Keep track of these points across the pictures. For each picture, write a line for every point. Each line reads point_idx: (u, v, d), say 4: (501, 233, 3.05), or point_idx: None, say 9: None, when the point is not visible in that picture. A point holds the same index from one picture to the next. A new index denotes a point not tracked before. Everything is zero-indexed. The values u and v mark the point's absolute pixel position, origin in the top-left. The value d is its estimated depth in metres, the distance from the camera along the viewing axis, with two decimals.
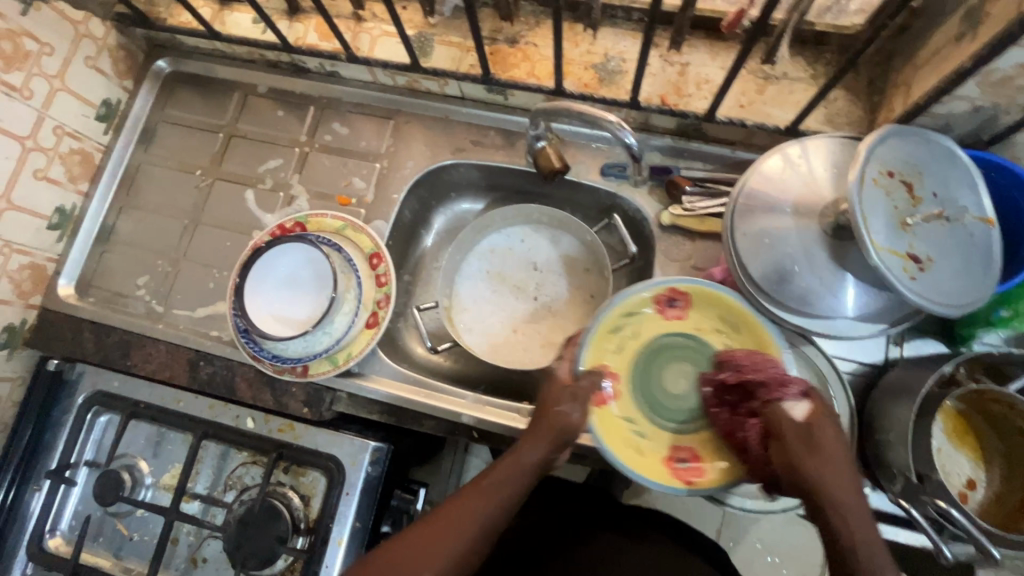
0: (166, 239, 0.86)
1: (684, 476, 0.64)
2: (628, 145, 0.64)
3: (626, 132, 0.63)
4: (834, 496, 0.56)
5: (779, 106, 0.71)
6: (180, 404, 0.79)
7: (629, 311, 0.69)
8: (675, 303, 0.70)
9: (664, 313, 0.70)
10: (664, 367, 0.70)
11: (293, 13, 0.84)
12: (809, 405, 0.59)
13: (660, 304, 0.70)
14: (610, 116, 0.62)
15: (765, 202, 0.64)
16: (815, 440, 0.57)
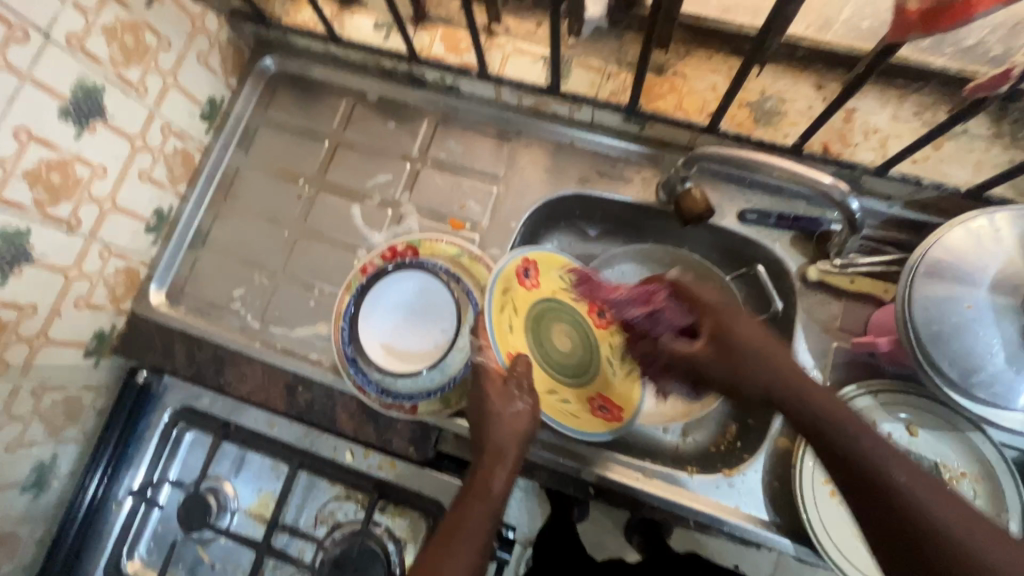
0: (265, 250, 0.82)
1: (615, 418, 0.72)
2: (851, 210, 0.58)
3: (853, 200, 0.57)
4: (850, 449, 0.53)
5: (957, 165, 0.65)
6: (274, 430, 0.76)
7: (506, 283, 0.71)
8: (529, 272, 0.73)
9: (523, 283, 0.73)
10: (546, 329, 0.75)
11: (419, 21, 0.79)
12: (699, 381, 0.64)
13: (517, 276, 0.72)
14: (825, 176, 0.56)
15: (951, 278, 0.58)
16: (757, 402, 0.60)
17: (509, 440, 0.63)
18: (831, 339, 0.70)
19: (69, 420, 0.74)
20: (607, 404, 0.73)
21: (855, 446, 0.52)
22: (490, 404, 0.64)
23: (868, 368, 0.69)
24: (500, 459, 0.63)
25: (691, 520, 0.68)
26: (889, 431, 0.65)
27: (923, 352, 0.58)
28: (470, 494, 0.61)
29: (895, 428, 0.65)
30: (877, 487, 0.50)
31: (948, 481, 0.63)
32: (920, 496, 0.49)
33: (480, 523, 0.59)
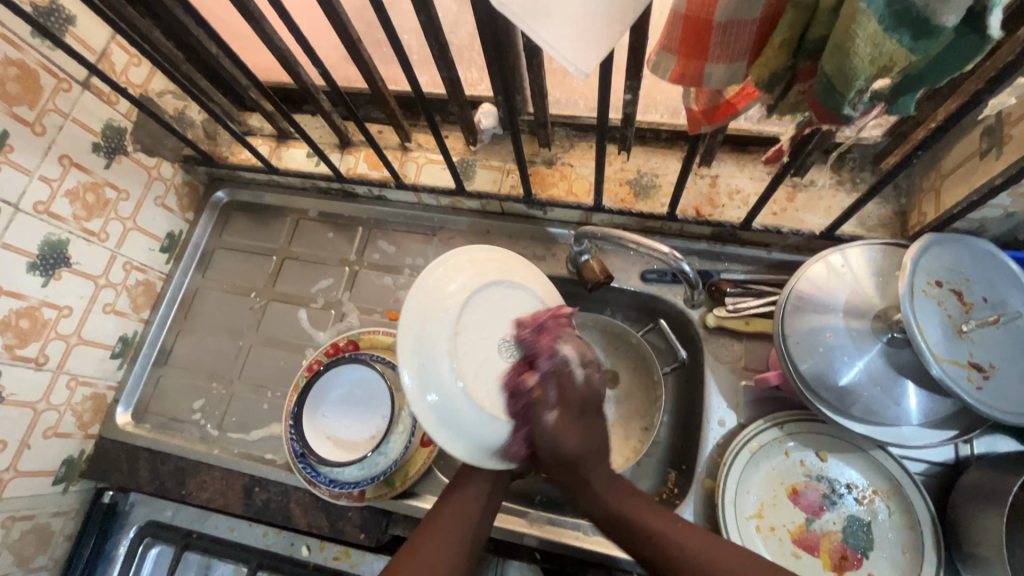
0: (222, 362, 0.89)
1: None
2: (682, 271, 0.68)
3: (681, 261, 0.67)
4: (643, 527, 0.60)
5: (811, 212, 0.75)
6: (234, 533, 0.80)
7: None
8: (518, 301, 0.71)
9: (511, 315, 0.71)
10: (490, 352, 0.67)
11: (345, 147, 0.92)
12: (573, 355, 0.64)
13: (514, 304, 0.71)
14: (661, 248, 0.66)
15: (817, 308, 0.65)
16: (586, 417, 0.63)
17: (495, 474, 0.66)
18: (739, 378, 0.75)
19: (37, 548, 0.78)
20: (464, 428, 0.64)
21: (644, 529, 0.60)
22: None
23: (776, 401, 0.74)
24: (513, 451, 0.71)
25: (634, 572, 0.70)
26: (798, 457, 0.70)
27: (802, 381, 0.64)
28: (452, 491, 0.65)
29: (805, 453, 0.70)
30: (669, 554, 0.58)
31: (861, 501, 0.67)
32: (662, 533, 0.59)
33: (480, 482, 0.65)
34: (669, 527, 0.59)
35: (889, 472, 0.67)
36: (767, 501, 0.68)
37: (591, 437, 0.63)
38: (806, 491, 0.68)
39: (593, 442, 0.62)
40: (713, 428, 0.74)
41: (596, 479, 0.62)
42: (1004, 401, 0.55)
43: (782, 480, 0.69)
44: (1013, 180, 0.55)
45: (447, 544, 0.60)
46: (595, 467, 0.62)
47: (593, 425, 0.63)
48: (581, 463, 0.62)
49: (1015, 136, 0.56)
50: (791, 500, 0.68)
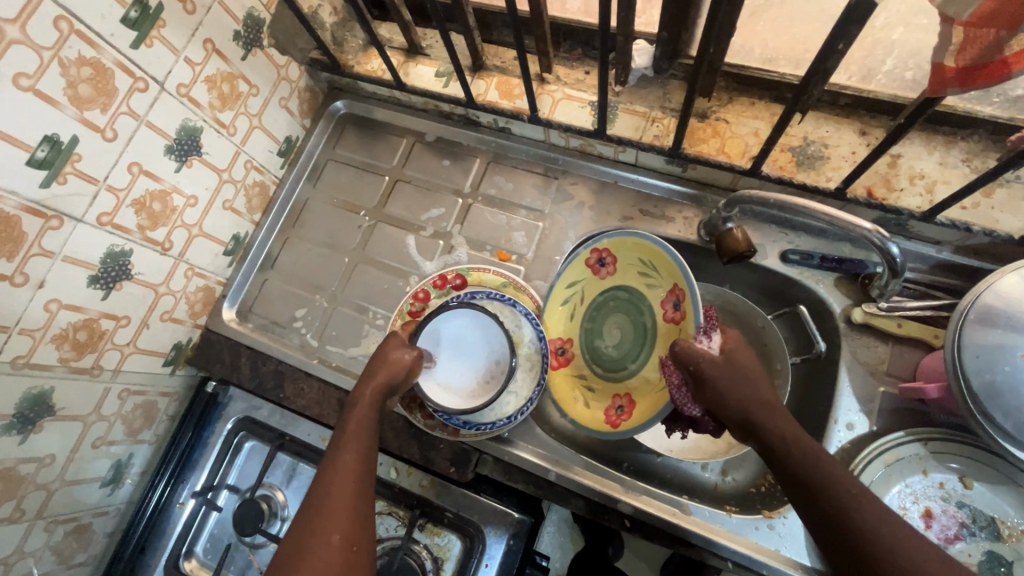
0: (327, 275, 0.89)
1: (614, 420, 0.72)
2: (890, 254, 0.59)
3: (891, 243, 0.58)
4: (800, 472, 0.53)
5: (1008, 212, 0.65)
6: (324, 443, 0.81)
7: (577, 274, 0.78)
8: (604, 262, 0.76)
9: (598, 272, 0.78)
10: (605, 319, 0.78)
11: (476, 70, 0.86)
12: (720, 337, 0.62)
13: (590, 268, 0.77)
14: (863, 222, 0.57)
15: (1005, 326, 0.57)
16: (731, 364, 0.60)
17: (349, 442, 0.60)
18: (878, 383, 0.68)
19: (145, 422, 0.81)
20: (625, 404, 0.73)
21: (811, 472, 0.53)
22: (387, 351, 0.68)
23: (916, 415, 0.67)
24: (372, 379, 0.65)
25: (729, 560, 0.67)
26: (939, 480, 0.63)
27: (978, 407, 0.56)
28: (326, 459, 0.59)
29: (947, 477, 0.63)
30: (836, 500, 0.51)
31: (1007, 540, 0.61)
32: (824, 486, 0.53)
33: (362, 430, 0.62)
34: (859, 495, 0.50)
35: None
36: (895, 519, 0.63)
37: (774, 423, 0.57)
38: (942, 516, 0.62)
39: (754, 394, 0.58)
40: (839, 431, 0.67)
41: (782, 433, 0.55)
42: None
43: (915, 501, 0.63)
44: None
45: (335, 520, 0.53)
46: (776, 427, 0.56)
47: (738, 373, 0.60)
48: (751, 425, 0.57)
49: None
50: (922, 523, 0.62)
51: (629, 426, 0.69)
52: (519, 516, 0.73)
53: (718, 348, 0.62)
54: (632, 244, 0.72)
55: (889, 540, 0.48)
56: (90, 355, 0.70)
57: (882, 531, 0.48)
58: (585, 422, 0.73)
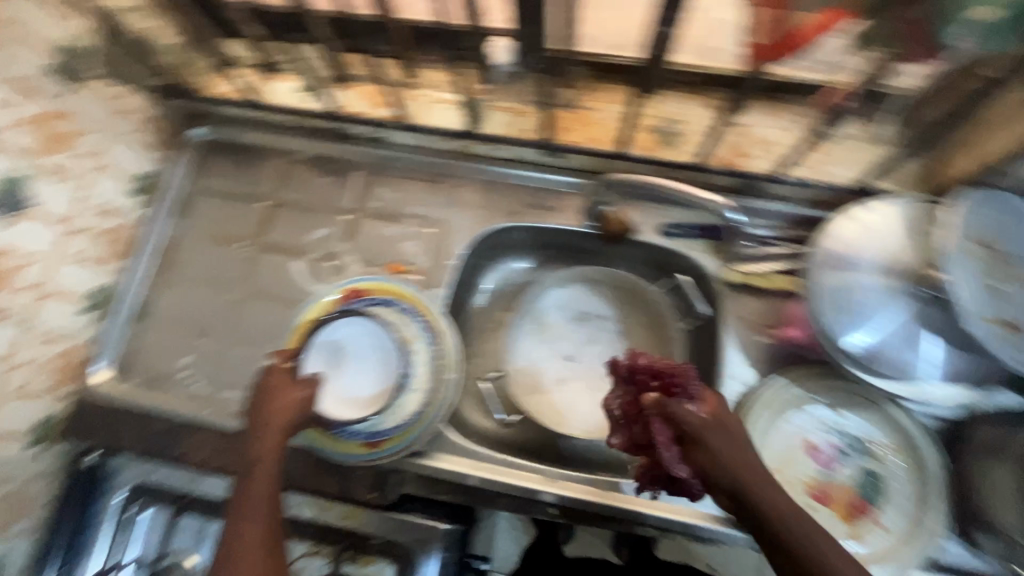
0: (211, 315, 0.83)
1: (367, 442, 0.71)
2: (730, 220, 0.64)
3: (729, 209, 0.64)
4: (740, 486, 0.50)
5: (841, 165, 0.72)
6: (230, 495, 0.76)
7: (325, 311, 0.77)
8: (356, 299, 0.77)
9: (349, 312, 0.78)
10: None
11: (341, 81, 0.83)
12: (705, 404, 0.54)
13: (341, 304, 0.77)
14: (708, 194, 0.64)
15: (845, 266, 0.64)
16: (717, 423, 0.52)
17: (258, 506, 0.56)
18: (758, 335, 0.74)
19: (16, 513, 0.72)
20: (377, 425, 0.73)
21: (738, 476, 0.50)
22: (274, 387, 0.63)
23: (792, 358, 0.73)
24: (270, 424, 0.61)
25: (649, 525, 0.70)
26: (817, 414, 0.70)
27: (830, 339, 0.64)
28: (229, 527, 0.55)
29: (823, 411, 0.70)
30: (744, 487, 0.50)
31: (879, 459, 0.68)
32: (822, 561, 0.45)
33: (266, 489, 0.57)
34: (774, 490, 0.49)
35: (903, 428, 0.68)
36: (785, 458, 0.68)
37: (722, 431, 0.52)
38: (823, 447, 0.69)
39: (733, 445, 0.51)
40: (731, 384, 0.73)
41: (721, 449, 0.51)
42: None
43: (799, 438, 0.69)
44: None
45: None
46: (717, 446, 0.51)
47: (733, 445, 0.52)
48: (700, 443, 0.52)
49: None
50: (808, 456, 0.68)
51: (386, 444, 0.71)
52: (449, 527, 0.71)
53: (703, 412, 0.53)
54: (389, 286, 0.77)
55: (788, 519, 0.48)
56: None
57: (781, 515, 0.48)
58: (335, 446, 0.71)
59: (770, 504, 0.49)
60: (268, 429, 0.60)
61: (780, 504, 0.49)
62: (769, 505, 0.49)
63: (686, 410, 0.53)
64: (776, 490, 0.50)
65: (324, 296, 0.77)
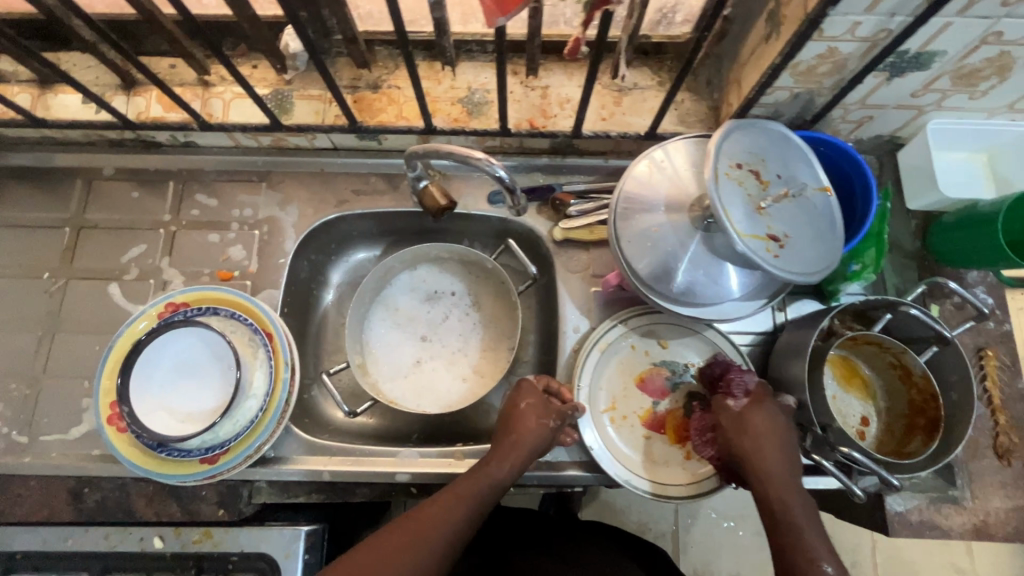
0: (19, 357, 0.75)
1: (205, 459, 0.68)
2: (501, 178, 0.63)
3: (496, 167, 0.62)
4: (756, 465, 0.60)
5: (636, 114, 0.76)
6: (69, 542, 0.67)
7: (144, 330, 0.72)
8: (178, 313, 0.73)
9: None
10: None
11: (129, 87, 0.78)
12: (749, 401, 0.64)
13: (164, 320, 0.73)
14: (477, 154, 0.62)
15: (641, 207, 0.68)
16: (746, 424, 0.62)
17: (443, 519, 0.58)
18: (588, 286, 0.78)
19: None
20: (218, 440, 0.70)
21: (760, 433, 0.62)
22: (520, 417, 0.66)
23: (621, 301, 0.77)
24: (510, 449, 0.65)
25: None
26: (644, 348, 0.75)
27: (636, 277, 0.67)
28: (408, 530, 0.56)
29: (649, 343, 0.75)
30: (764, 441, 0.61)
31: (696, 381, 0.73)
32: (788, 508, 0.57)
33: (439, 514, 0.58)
34: (777, 447, 0.61)
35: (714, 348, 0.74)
36: (619, 394, 0.73)
37: (754, 433, 0.61)
38: (653, 377, 0.74)
39: (774, 445, 0.61)
40: (569, 336, 0.76)
41: (760, 439, 0.61)
42: (802, 261, 0.61)
43: (629, 372, 0.74)
44: (790, 56, 0.59)
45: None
46: (762, 440, 0.61)
47: (772, 436, 0.61)
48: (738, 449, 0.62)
49: (786, 16, 0.58)
50: (638, 388, 0.74)
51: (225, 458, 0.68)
52: (310, 529, 0.69)
53: (738, 410, 0.64)
54: (214, 294, 0.74)
55: (771, 470, 0.60)
56: None
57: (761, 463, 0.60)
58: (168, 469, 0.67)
59: (756, 455, 0.60)
60: (508, 452, 0.64)
61: (780, 461, 0.60)
62: (760, 454, 0.60)
63: (729, 406, 0.65)
64: (783, 452, 0.61)
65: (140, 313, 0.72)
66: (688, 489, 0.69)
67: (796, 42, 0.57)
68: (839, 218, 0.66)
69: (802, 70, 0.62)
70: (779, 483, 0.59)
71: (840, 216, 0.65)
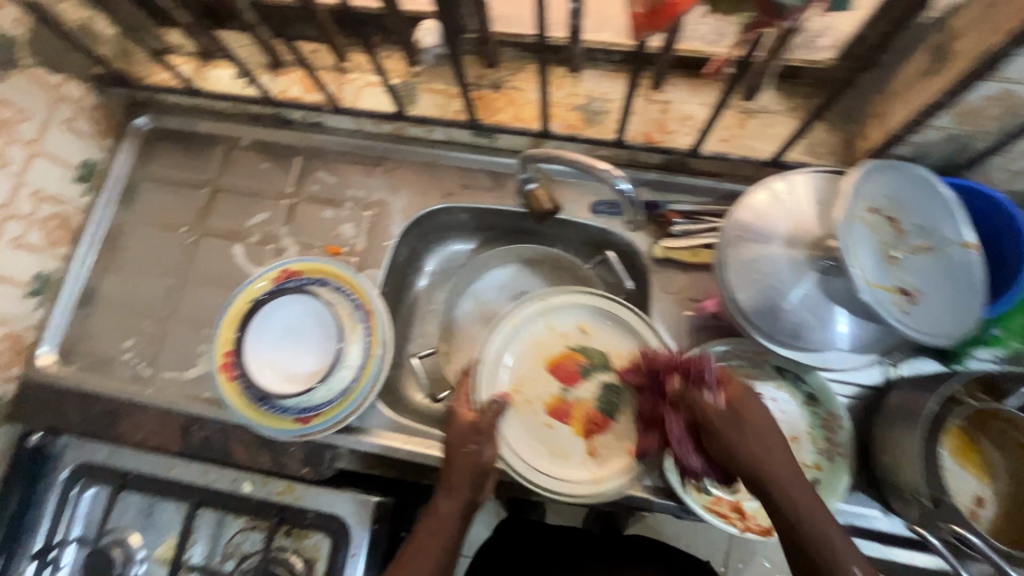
0: (153, 299, 0.84)
1: (300, 418, 0.73)
2: (623, 191, 0.63)
3: (620, 179, 0.62)
4: (775, 480, 0.54)
5: (760, 139, 0.74)
6: (174, 472, 0.76)
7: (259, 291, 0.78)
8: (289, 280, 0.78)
9: None
10: None
11: (276, 67, 0.84)
12: (725, 394, 0.59)
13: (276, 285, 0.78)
14: (601, 164, 0.62)
15: (756, 237, 0.65)
16: (737, 417, 0.57)
17: (442, 530, 0.60)
18: (683, 309, 0.76)
19: None
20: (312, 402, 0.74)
21: (766, 452, 0.56)
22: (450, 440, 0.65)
23: (715, 330, 0.75)
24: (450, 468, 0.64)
25: None
26: (560, 330, 0.75)
27: (738, 309, 0.65)
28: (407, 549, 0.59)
29: (595, 326, 0.75)
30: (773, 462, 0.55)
31: (779, 422, 0.70)
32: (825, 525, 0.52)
33: (433, 534, 0.60)
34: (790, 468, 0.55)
35: (807, 393, 0.70)
36: (526, 376, 0.73)
37: (743, 426, 0.57)
38: (567, 360, 0.73)
39: (770, 454, 0.56)
40: None
41: (755, 444, 0.56)
42: (932, 321, 0.56)
43: (540, 354, 0.74)
44: (957, 95, 0.54)
45: None
46: (762, 446, 0.56)
47: (767, 434, 0.57)
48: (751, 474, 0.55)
49: (960, 51, 0.54)
50: (551, 372, 0.73)
51: (318, 420, 0.72)
52: (379, 499, 0.73)
53: (722, 405, 0.59)
54: (322, 266, 0.78)
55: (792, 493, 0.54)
56: None
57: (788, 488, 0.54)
58: (265, 422, 0.73)
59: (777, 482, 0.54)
60: (462, 488, 0.62)
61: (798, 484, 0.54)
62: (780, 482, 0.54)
63: (709, 403, 0.59)
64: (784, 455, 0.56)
65: (257, 276, 0.78)
66: (602, 485, 0.67)
67: (968, 81, 0.52)
68: (980, 277, 0.60)
69: (967, 111, 0.57)
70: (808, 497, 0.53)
71: (983, 276, 0.60)
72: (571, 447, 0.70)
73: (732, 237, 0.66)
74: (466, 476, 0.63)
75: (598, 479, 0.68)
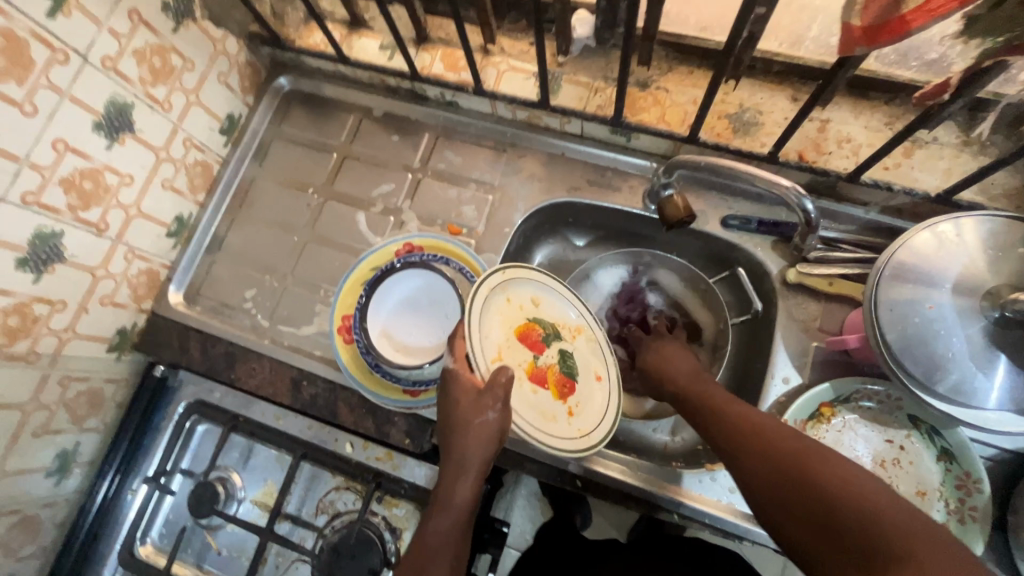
0: (276, 254, 0.88)
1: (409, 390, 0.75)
2: (806, 211, 0.63)
3: (808, 201, 0.61)
4: (772, 452, 0.52)
5: (927, 171, 0.69)
6: (280, 422, 0.81)
7: (382, 261, 0.80)
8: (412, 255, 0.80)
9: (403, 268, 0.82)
10: None
11: (421, 43, 0.85)
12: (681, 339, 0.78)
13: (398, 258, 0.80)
14: (785, 181, 0.60)
15: (918, 279, 0.61)
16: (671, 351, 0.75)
17: (459, 494, 0.63)
18: (811, 339, 0.72)
19: (91, 409, 0.79)
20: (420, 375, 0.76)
21: (764, 427, 0.55)
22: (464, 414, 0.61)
23: (844, 366, 0.71)
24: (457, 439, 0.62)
25: (675, 511, 0.70)
26: (518, 301, 0.68)
27: (889, 352, 0.60)
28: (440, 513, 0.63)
29: (554, 305, 0.71)
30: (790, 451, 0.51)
31: (907, 473, 0.67)
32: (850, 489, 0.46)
33: (458, 503, 0.63)
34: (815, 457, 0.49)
35: (941, 449, 0.66)
36: (504, 343, 0.64)
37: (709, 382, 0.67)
38: (530, 330, 0.67)
39: (765, 426, 0.55)
40: (776, 385, 0.71)
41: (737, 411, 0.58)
42: None
43: (507, 321, 0.66)
44: None
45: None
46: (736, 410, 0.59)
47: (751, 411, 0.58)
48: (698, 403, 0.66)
49: None
50: (519, 339, 0.66)
51: (427, 395, 0.74)
52: None
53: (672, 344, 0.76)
54: (445, 246, 0.80)
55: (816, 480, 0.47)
56: (24, 341, 0.68)
57: (816, 475, 0.47)
58: (376, 388, 0.75)
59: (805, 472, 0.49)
60: (474, 445, 0.62)
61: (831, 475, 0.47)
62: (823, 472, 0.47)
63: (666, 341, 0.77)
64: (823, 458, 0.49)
65: (380, 247, 0.80)
66: (590, 440, 0.66)
67: None
68: None
69: None
70: (829, 451, 0.50)
71: None
72: (555, 409, 0.66)
73: (886, 275, 0.62)
74: (478, 446, 0.62)
75: (591, 439, 0.66)
